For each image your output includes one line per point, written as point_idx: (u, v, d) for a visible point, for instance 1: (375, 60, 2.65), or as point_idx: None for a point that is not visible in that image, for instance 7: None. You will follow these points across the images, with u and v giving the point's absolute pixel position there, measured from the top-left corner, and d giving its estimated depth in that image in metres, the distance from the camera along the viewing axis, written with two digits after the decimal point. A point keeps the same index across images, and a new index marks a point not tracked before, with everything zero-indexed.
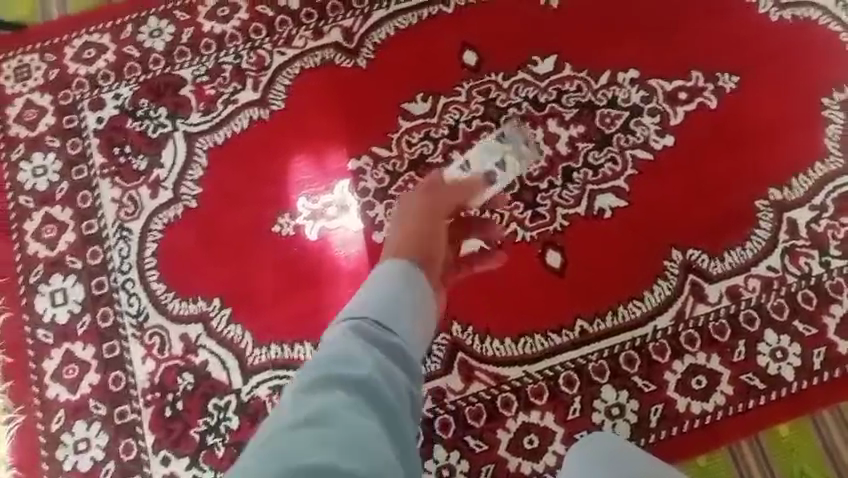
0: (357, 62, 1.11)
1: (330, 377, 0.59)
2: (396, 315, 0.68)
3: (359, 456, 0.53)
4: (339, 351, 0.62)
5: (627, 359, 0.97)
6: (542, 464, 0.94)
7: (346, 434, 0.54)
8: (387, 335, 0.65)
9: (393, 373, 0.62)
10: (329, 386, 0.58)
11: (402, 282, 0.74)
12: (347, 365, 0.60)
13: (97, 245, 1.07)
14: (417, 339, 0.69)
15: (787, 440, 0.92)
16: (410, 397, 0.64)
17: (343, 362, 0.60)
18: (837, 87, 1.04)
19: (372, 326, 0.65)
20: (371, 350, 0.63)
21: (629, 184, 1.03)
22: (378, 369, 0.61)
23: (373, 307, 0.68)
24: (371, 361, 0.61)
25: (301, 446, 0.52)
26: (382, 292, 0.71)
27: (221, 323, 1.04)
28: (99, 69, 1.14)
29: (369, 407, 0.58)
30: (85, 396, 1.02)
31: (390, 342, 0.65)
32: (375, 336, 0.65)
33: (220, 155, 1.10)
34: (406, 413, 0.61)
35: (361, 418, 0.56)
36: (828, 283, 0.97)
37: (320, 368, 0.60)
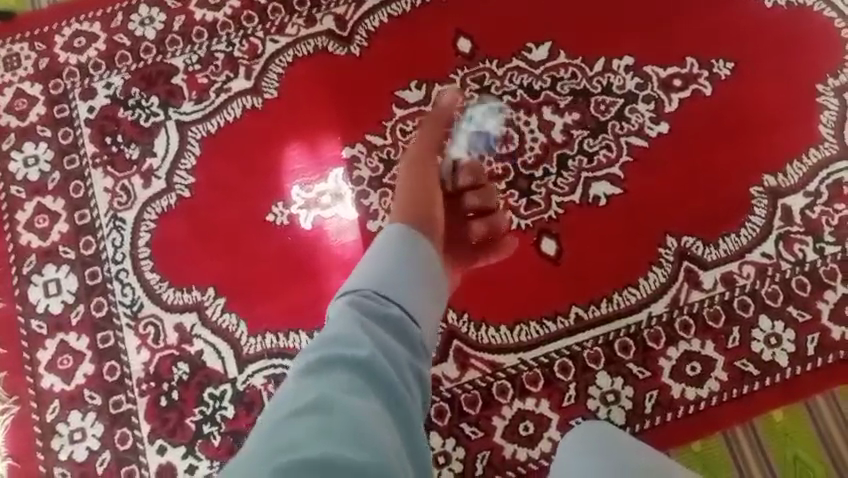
0: (351, 49, 1.11)
1: (329, 361, 0.58)
2: (399, 288, 0.66)
3: (361, 441, 0.51)
4: (338, 333, 0.60)
5: (621, 345, 0.97)
6: (537, 451, 0.94)
7: (350, 428, 0.52)
8: (387, 313, 0.63)
9: (395, 353, 0.61)
10: (328, 371, 0.57)
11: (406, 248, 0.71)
12: (345, 349, 0.59)
13: (90, 235, 1.07)
14: (424, 310, 0.67)
15: (781, 426, 0.93)
16: (415, 376, 0.62)
17: (341, 346, 0.59)
18: (832, 73, 1.04)
19: (371, 302, 0.64)
20: (372, 329, 0.61)
21: (623, 171, 1.03)
22: (379, 351, 0.59)
23: (374, 279, 0.66)
24: (371, 342, 0.60)
25: (303, 440, 0.50)
26: (385, 261, 0.68)
27: (216, 312, 1.03)
28: (90, 58, 1.13)
29: (370, 391, 0.56)
30: (80, 387, 1.01)
31: (391, 319, 0.63)
32: (376, 314, 0.63)
33: (214, 143, 1.09)
34: (410, 394, 0.60)
35: (363, 402, 0.55)
36: (822, 269, 0.98)
37: (318, 355, 0.59)
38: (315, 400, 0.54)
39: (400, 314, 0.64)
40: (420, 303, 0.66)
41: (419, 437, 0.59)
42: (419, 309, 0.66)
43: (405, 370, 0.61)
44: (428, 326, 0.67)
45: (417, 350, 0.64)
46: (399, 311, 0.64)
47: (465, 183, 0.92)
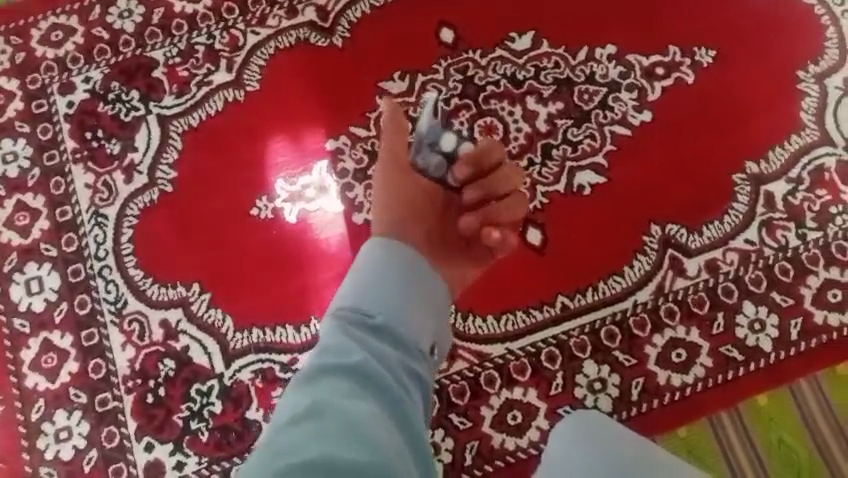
0: (333, 41, 1.10)
1: (319, 371, 0.53)
2: (387, 292, 0.59)
3: (361, 441, 0.49)
4: (329, 340, 0.56)
5: (608, 334, 0.98)
6: (526, 440, 0.94)
7: (349, 430, 0.49)
8: (377, 319, 0.57)
9: (390, 354, 0.55)
10: (320, 380, 0.53)
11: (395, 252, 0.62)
12: (335, 357, 0.54)
13: (72, 232, 1.06)
14: (423, 307, 0.60)
15: (765, 410, 0.94)
16: (417, 376, 0.57)
17: (331, 353, 0.54)
18: (812, 60, 1.05)
19: (360, 308, 0.58)
20: (364, 332, 0.56)
21: (607, 160, 1.03)
22: (372, 355, 0.54)
23: (365, 280, 0.60)
24: (363, 347, 0.55)
25: (300, 445, 0.48)
26: (375, 260, 0.61)
27: (201, 307, 1.03)
28: (68, 52, 1.12)
29: (365, 397, 0.52)
30: (65, 385, 1.01)
31: (386, 320, 0.57)
32: (368, 318, 0.57)
33: (196, 137, 1.08)
34: (411, 396, 0.55)
35: (357, 407, 0.51)
36: (804, 254, 0.99)
37: (310, 365, 0.55)
38: (307, 410, 0.50)
39: (389, 315, 0.58)
40: (418, 299, 0.60)
41: (422, 439, 0.54)
42: (417, 307, 0.60)
43: (404, 372, 0.56)
44: (431, 322, 0.61)
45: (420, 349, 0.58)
46: (391, 311, 0.58)
47: (462, 176, 0.76)
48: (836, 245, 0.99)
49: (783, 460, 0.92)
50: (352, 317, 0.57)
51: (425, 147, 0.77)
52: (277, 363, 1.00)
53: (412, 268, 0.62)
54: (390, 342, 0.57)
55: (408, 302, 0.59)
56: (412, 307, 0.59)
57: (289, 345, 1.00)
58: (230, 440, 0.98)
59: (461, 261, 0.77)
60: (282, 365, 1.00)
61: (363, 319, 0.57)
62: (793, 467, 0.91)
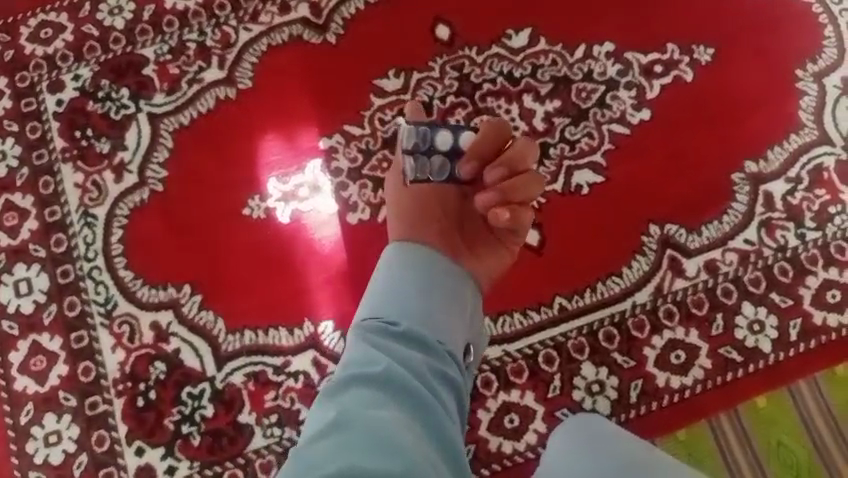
0: (326, 37, 1.08)
1: (344, 384, 0.52)
2: (409, 297, 0.58)
3: (385, 449, 0.47)
4: (354, 354, 0.55)
5: (606, 335, 0.96)
6: (523, 443, 0.93)
7: (373, 440, 0.47)
8: (400, 329, 0.56)
9: (417, 360, 0.54)
10: (344, 393, 0.52)
11: (418, 260, 0.61)
12: (359, 370, 0.53)
13: (61, 233, 1.04)
14: (450, 312, 0.58)
15: (765, 412, 0.92)
16: (448, 380, 0.55)
17: (355, 366, 0.53)
18: (811, 58, 1.04)
19: (383, 321, 0.57)
20: (389, 342, 0.55)
21: (605, 159, 1.02)
22: (397, 363, 0.53)
23: (388, 292, 0.59)
24: (387, 355, 0.54)
25: (324, 459, 0.47)
26: (398, 270, 0.60)
27: (193, 309, 1.01)
28: (57, 50, 1.10)
29: (391, 405, 0.51)
30: (54, 388, 0.99)
31: (412, 328, 0.56)
32: (393, 329, 0.56)
33: (187, 135, 1.07)
34: (442, 402, 0.53)
35: (381, 415, 0.49)
36: (803, 254, 0.97)
37: (337, 378, 0.54)
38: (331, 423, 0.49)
39: (413, 323, 0.56)
40: (445, 304, 0.58)
41: (457, 445, 0.52)
42: (444, 312, 0.58)
43: (433, 377, 0.54)
44: (460, 326, 0.59)
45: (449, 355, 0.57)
46: (416, 320, 0.57)
47: (469, 170, 0.72)
48: (834, 245, 0.98)
49: (783, 462, 0.90)
50: (376, 329, 0.56)
51: (421, 151, 0.74)
52: (270, 366, 0.98)
53: (436, 275, 0.60)
54: (416, 349, 0.55)
55: (433, 307, 0.58)
56: (439, 312, 0.58)
57: (283, 348, 0.99)
58: (222, 444, 0.96)
59: (481, 251, 0.72)
60: (275, 368, 0.98)
61: (387, 330, 0.56)
62: (793, 469, 0.90)
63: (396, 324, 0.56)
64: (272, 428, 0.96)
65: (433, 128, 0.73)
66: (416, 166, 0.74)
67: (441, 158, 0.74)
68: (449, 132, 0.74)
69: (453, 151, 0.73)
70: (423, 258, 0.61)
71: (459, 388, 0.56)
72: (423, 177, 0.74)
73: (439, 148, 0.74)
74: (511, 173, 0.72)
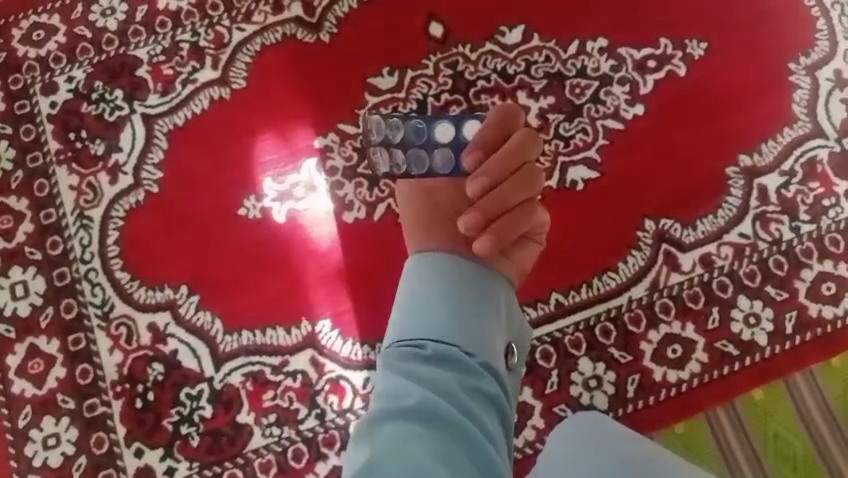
0: (320, 37, 1.08)
1: (375, 422, 0.51)
2: (438, 311, 0.55)
3: None
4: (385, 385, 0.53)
5: (602, 330, 0.97)
6: (521, 439, 0.93)
7: None
8: (429, 349, 0.54)
9: (450, 384, 0.52)
10: (377, 431, 0.50)
11: (445, 268, 0.58)
12: (390, 405, 0.51)
13: (56, 235, 1.04)
14: (481, 321, 0.55)
15: (762, 405, 0.93)
16: (485, 397, 0.53)
17: (386, 400, 0.52)
18: (804, 52, 1.04)
19: (410, 344, 0.54)
20: (419, 365, 0.53)
21: (600, 154, 1.02)
22: (429, 392, 0.51)
23: (413, 308, 0.56)
24: (418, 383, 0.52)
25: None
26: (422, 283, 0.57)
27: (190, 310, 1.01)
28: (50, 52, 1.09)
29: (427, 440, 0.49)
30: (52, 391, 0.98)
31: (442, 348, 0.54)
32: (421, 351, 0.54)
33: (181, 136, 1.06)
34: (480, 425, 0.52)
35: (416, 455, 0.48)
36: (798, 247, 0.98)
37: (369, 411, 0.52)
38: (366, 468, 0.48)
39: (441, 342, 0.54)
40: (476, 314, 0.56)
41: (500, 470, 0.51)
42: (475, 324, 0.55)
43: (469, 398, 0.52)
44: (495, 331, 0.56)
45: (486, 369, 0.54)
46: (444, 339, 0.54)
47: (474, 161, 0.69)
48: (829, 237, 0.98)
49: (780, 455, 0.91)
50: (404, 354, 0.54)
51: (417, 145, 0.70)
52: (268, 366, 0.99)
53: (464, 283, 0.57)
54: (448, 370, 0.53)
55: (463, 320, 0.55)
56: (469, 324, 0.55)
57: (280, 347, 0.99)
58: (221, 444, 0.96)
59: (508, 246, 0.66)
60: (273, 367, 0.98)
61: (417, 352, 0.54)
62: (790, 461, 0.91)
63: (426, 345, 0.54)
64: (270, 427, 0.96)
65: (430, 122, 0.70)
66: (412, 159, 0.70)
67: (443, 149, 0.70)
68: (449, 124, 0.70)
69: (456, 143, 0.70)
70: (447, 266, 0.58)
71: (501, 399, 0.54)
72: (423, 170, 0.70)
73: (437, 140, 0.70)
74: (512, 171, 0.69)
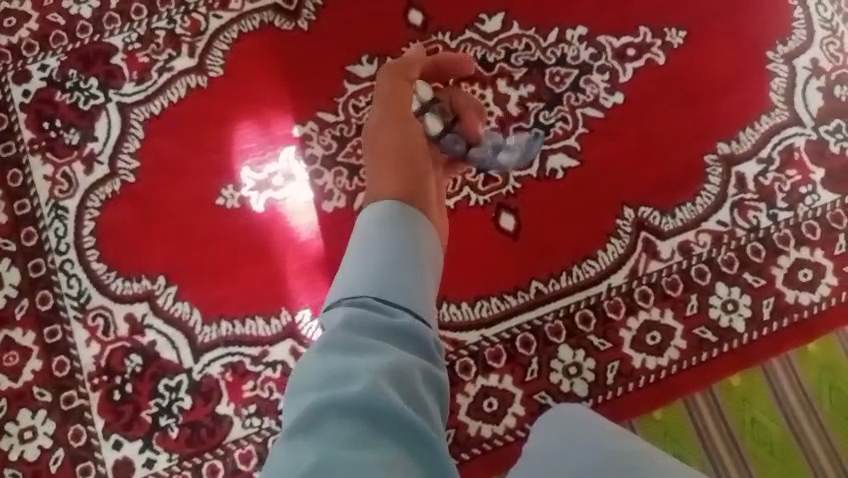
0: (298, 24, 1.07)
1: (325, 400, 0.47)
2: (402, 284, 0.56)
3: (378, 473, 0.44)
4: (328, 366, 0.50)
5: (582, 318, 0.97)
6: (502, 426, 0.93)
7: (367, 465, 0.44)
8: (392, 319, 0.54)
9: (405, 364, 0.51)
10: (332, 406, 0.47)
11: (397, 233, 0.60)
12: (337, 385, 0.48)
13: (31, 226, 1.02)
14: (429, 305, 0.58)
15: (739, 390, 0.94)
16: (431, 384, 0.53)
17: (342, 372, 0.49)
18: (781, 40, 1.05)
19: (368, 312, 0.54)
20: (375, 341, 0.52)
21: (579, 143, 1.02)
22: (382, 373, 0.49)
23: (365, 279, 0.56)
24: (375, 362, 0.50)
25: None
26: (373, 250, 0.58)
27: (168, 301, 1.00)
28: (21, 39, 1.07)
29: (387, 420, 0.47)
30: (28, 384, 0.97)
31: (397, 327, 0.54)
32: (376, 324, 0.53)
33: (158, 125, 1.05)
34: (433, 414, 0.51)
35: (376, 435, 0.46)
36: (775, 235, 0.99)
37: (319, 383, 0.49)
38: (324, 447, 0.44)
39: (406, 315, 0.55)
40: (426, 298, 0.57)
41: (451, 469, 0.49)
42: (425, 305, 0.57)
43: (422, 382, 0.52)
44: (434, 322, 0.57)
45: (431, 356, 0.55)
46: (407, 317, 0.55)
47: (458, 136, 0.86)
48: (806, 224, 0.99)
49: (757, 439, 0.92)
50: (362, 322, 0.53)
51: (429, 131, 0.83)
52: (248, 357, 0.98)
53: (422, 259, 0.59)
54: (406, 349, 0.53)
55: (420, 301, 0.56)
56: (422, 304, 0.57)
57: (260, 338, 0.98)
58: (201, 435, 0.95)
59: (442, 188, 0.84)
60: (253, 358, 0.98)
61: (369, 326, 0.53)
62: (767, 445, 0.92)
63: (387, 316, 0.54)
64: (251, 418, 0.96)
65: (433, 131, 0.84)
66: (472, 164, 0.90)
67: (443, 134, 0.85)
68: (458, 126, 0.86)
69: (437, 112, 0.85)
70: (408, 233, 0.60)
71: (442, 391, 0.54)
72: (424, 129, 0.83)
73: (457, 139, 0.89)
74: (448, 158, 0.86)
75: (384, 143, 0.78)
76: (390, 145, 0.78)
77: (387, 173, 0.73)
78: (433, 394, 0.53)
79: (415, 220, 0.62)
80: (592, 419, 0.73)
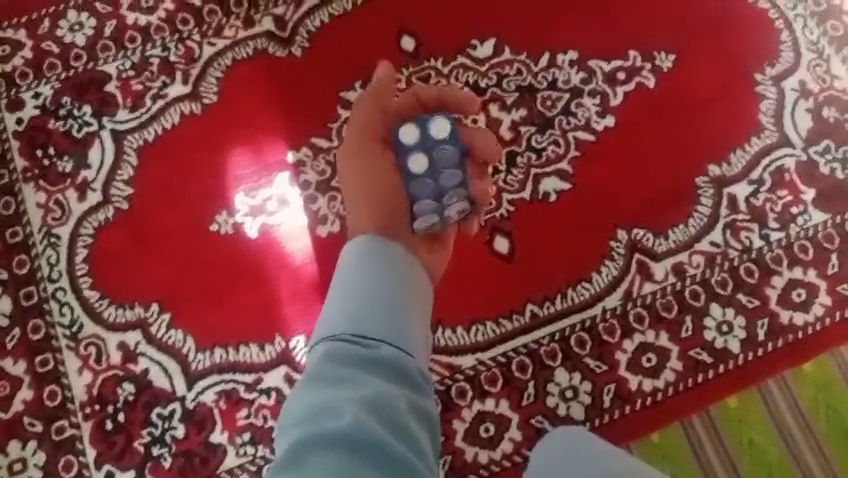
0: (291, 51, 1.08)
1: (306, 440, 0.49)
2: (384, 314, 0.56)
3: None
4: (311, 401, 0.51)
5: (578, 340, 0.97)
6: (499, 452, 0.93)
7: None
8: (374, 350, 0.54)
9: (387, 397, 0.51)
10: (313, 445, 0.48)
11: (379, 264, 0.59)
12: (319, 422, 0.49)
13: (23, 254, 1.02)
14: (414, 327, 0.57)
15: (736, 412, 0.94)
16: (417, 412, 0.54)
17: (323, 409, 0.50)
18: (768, 63, 1.06)
19: (348, 346, 0.54)
20: (357, 375, 0.52)
21: (572, 166, 1.03)
22: (364, 408, 0.50)
23: (347, 311, 0.56)
24: (355, 397, 0.51)
25: None
26: (355, 281, 0.58)
27: (161, 329, 0.99)
28: (16, 67, 1.08)
29: (368, 456, 0.48)
30: (19, 414, 0.96)
31: (379, 358, 0.53)
32: (358, 355, 0.53)
33: (152, 152, 1.05)
34: (418, 444, 0.51)
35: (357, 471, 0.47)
36: (768, 255, 0.99)
37: (302, 420, 0.51)
38: None
39: (390, 344, 0.54)
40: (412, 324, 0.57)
41: None
42: (411, 333, 0.56)
43: (407, 412, 0.52)
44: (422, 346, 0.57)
45: (419, 382, 0.55)
46: (389, 347, 0.54)
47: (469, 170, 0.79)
48: (798, 244, 0.99)
49: (755, 460, 0.92)
50: (344, 356, 0.53)
51: (420, 145, 0.78)
52: (242, 384, 0.97)
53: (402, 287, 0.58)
54: (389, 380, 0.53)
55: (405, 328, 0.56)
56: (406, 331, 0.56)
57: (254, 364, 0.98)
58: (194, 464, 0.94)
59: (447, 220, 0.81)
60: (247, 385, 0.97)
61: (351, 359, 0.53)
62: (765, 466, 0.91)
63: (368, 347, 0.54)
64: (245, 446, 0.95)
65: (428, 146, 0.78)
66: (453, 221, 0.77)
67: (421, 180, 0.76)
68: (455, 171, 0.77)
69: (425, 149, 0.78)
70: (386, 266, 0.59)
71: (429, 415, 0.55)
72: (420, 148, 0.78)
73: (447, 186, 0.77)
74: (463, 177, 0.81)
75: (360, 175, 0.77)
76: (372, 171, 0.77)
77: (371, 204, 0.75)
78: (418, 421, 0.53)
79: (393, 252, 0.61)
80: (587, 442, 0.75)
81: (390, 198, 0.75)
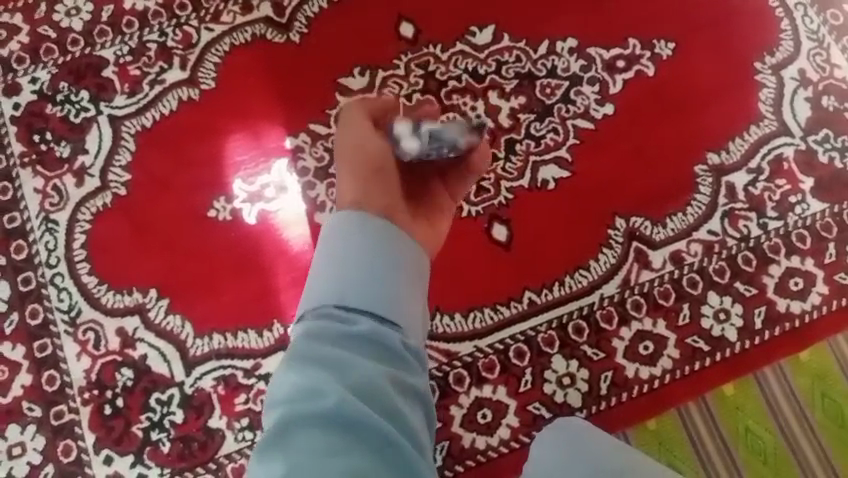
0: (290, 37, 1.08)
1: (290, 419, 0.47)
2: (369, 288, 0.54)
3: None
4: (294, 380, 0.49)
5: (575, 328, 0.97)
6: (496, 438, 0.93)
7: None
8: (359, 327, 0.52)
9: (373, 376, 0.50)
10: (297, 424, 0.46)
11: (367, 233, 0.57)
12: (303, 400, 0.47)
13: (21, 239, 1.02)
14: (403, 303, 0.55)
15: (732, 399, 0.94)
16: (406, 391, 0.52)
17: (307, 386, 0.48)
18: (768, 51, 1.06)
19: (330, 323, 0.52)
20: (341, 353, 0.50)
21: (570, 154, 1.03)
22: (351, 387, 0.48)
23: (332, 286, 0.54)
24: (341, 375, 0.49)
25: None
26: (342, 252, 0.56)
27: (159, 314, 1.00)
28: (12, 52, 1.07)
29: (357, 433, 0.46)
30: (18, 399, 0.96)
31: (363, 335, 0.52)
32: (341, 334, 0.52)
33: (149, 137, 1.05)
34: (406, 423, 0.50)
35: (346, 450, 0.45)
36: (766, 244, 0.99)
37: (285, 399, 0.48)
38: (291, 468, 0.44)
39: (374, 320, 0.53)
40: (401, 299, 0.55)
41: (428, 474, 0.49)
42: (398, 309, 0.55)
43: (394, 391, 0.51)
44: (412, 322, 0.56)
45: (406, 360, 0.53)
46: (374, 323, 0.53)
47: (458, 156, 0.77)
48: (796, 233, 0.99)
49: (751, 448, 0.92)
50: (327, 333, 0.51)
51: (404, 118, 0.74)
52: (240, 370, 0.97)
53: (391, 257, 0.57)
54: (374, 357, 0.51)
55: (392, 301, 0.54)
56: (392, 306, 0.54)
57: (253, 351, 0.98)
58: (193, 449, 0.95)
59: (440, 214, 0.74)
60: (245, 371, 0.97)
61: (335, 336, 0.51)
62: (761, 455, 0.92)
63: (353, 324, 0.52)
64: (243, 432, 0.95)
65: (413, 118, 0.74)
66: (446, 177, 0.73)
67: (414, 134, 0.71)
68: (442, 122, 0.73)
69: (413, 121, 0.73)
70: (376, 237, 0.57)
71: (417, 395, 0.53)
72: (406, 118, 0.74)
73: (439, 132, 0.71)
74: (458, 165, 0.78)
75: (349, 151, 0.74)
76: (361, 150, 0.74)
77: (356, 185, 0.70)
78: (406, 400, 0.52)
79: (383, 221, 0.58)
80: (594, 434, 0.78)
81: (379, 184, 0.71)
